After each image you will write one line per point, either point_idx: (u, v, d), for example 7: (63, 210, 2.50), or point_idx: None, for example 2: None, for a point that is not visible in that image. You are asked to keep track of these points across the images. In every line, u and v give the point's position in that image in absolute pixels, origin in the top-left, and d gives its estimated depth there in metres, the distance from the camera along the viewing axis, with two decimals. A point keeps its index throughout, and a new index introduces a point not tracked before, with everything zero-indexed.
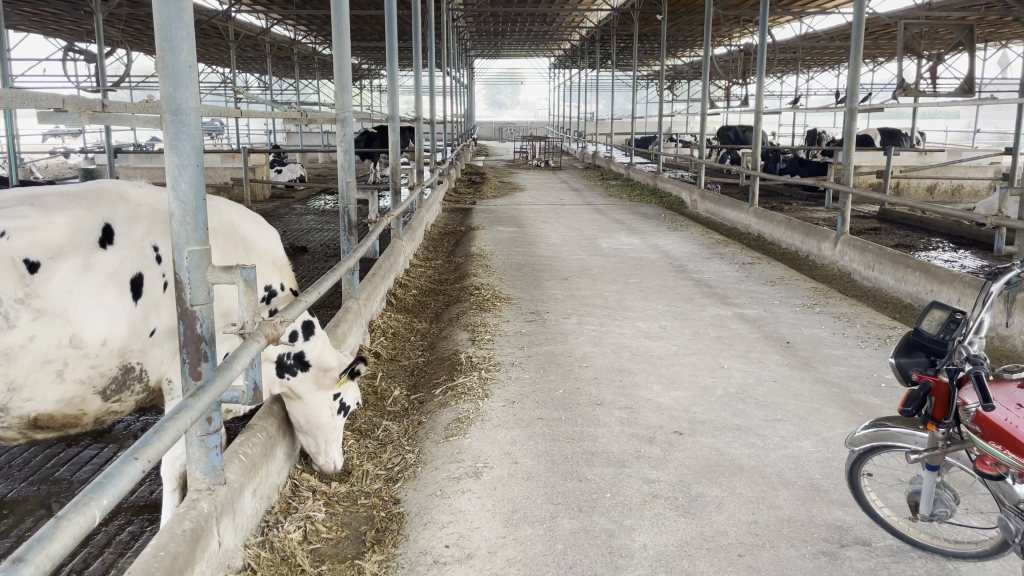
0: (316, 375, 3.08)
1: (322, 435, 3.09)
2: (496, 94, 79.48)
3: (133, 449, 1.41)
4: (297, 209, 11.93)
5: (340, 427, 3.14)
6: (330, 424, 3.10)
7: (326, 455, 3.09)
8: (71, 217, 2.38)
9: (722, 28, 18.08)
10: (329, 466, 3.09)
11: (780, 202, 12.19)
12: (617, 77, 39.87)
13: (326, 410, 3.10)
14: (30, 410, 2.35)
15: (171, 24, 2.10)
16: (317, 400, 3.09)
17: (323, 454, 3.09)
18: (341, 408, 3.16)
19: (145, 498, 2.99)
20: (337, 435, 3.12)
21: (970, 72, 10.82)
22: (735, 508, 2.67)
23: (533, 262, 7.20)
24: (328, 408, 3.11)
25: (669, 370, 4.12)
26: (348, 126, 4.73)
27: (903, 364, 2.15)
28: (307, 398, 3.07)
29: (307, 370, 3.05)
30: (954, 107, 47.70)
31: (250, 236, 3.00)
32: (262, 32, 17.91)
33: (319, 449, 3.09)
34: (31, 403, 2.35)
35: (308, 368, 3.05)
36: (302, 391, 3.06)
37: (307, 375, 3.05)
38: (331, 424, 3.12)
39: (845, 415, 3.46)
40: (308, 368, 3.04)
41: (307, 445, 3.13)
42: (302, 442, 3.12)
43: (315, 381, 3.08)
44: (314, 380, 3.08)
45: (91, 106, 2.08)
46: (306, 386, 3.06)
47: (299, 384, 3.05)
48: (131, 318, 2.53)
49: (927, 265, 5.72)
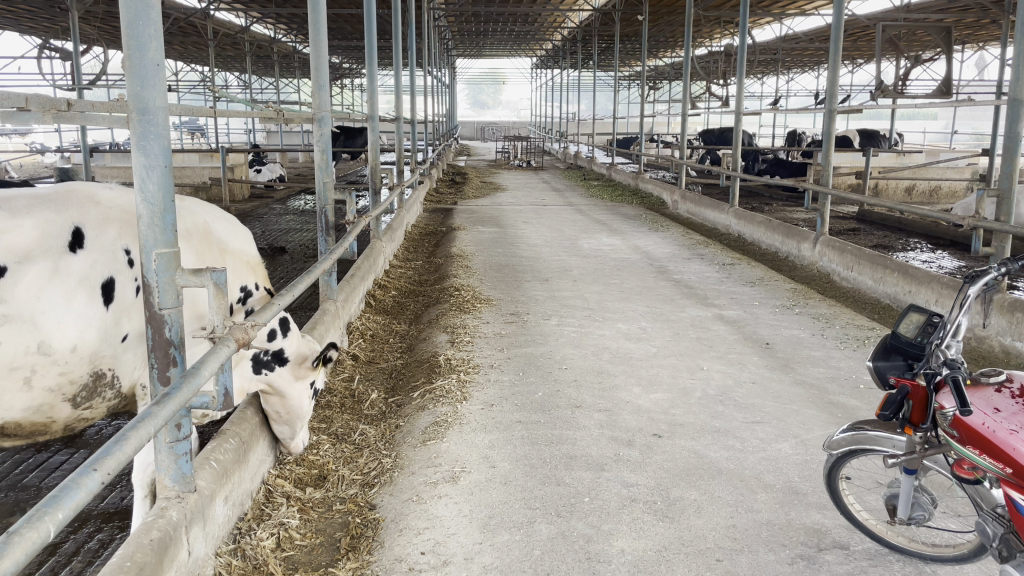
0: (294, 367, 3.17)
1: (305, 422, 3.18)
2: (478, 94, 79.60)
3: (93, 460, 1.36)
4: (276, 210, 11.84)
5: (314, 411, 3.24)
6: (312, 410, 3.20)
7: (296, 439, 3.18)
8: (40, 220, 2.32)
9: (702, 29, 18.18)
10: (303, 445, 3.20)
11: (760, 203, 12.22)
12: (598, 77, 40.04)
13: (306, 399, 3.18)
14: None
15: (138, 22, 2.05)
16: (296, 391, 3.16)
17: (292, 438, 3.16)
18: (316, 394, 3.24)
19: (116, 505, 2.94)
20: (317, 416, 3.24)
21: (947, 74, 10.92)
22: (713, 512, 2.66)
23: (513, 263, 7.18)
24: (308, 398, 3.19)
25: (648, 372, 4.11)
26: (325, 126, 4.67)
27: (881, 368, 2.13)
28: (287, 390, 3.14)
29: (284, 365, 3.14)
30: (931, 110, 48.21)
31: (223, 237, 2.95)
32: (242, 31, 17.81)
33: (290, 435, 3.16)
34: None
35: (285, 363, 3.14)
36: (281, 385, 3.13)
37: (285, 370, 3.14)
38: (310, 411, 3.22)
39: (824, 418, 3.46)
40: (284, 362, 3.14)
41: (278, 431, 3.17)
42: (278, 432, 3.16)
43: (292, 372, 3.17)
44: (292, 372, 3.16)
45: (57, 107, 2.02)
46: (285, 378, 3.14)
47: (278, 378, 3.12)
48: (103, 323, 2.47)
49: (906, 266, 5.74)
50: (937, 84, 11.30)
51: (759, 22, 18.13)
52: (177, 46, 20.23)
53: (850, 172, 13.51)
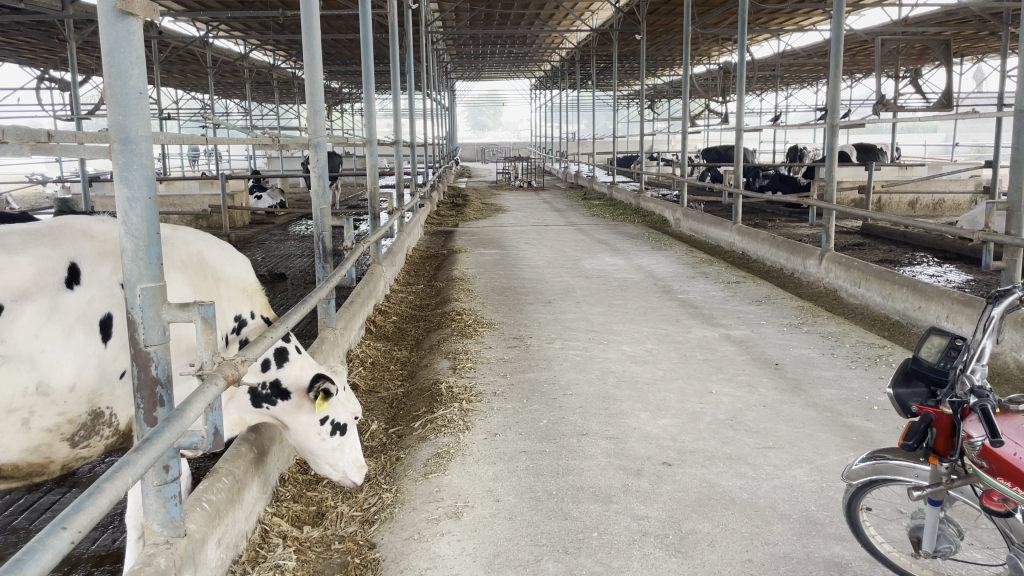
0: (297, 401, 2.92)
1: (322, 459, 2.95)
2: (477, 116, 79.88)
3: (63, 517, 1.26)
4: (277, 236, 11.78)
5: (341, 446, 2.96)
6: (325, 447, 2.94)
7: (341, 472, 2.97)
8: (36, 256, 2.20)
9: (701, 46, 18.21)
10: (347, 480, 2.98)
11: (764, 219, 12.10)
12: (597, 97, 40.17)
13: (315, 435, 2.94)
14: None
15: (119, 48, 1.97)
16: (302, 425, 2.94)
17: (335, 472, 2.98)
18: (334, 429, 2.94)
19: (106, 547, 2.84)
20: (357, 447, 3.00)
21: (947, 86, 10.84)
22: (727, 545, 2.55)
23: (514, 285, 7.09)
24: (317, 433, 2.93)
25: (656, 397, 3.99)
26: (322, 151, 4.57)
27: (902, 395, 2.04)
28: (293, 425, 2.95)
29: (287, 399, 2.93)
30: (929, 124, 48.13)
31: (219, 266, 2.85)
32: (240, 58, 17.87)
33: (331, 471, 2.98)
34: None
35: (287, 396, 2.92)
36: (285, 419, 2.95)
37: (287, 404, 2.93)
38: (328, 447, 2.96)
39: (838, 442, 3.35)
40: (288, 395, 2.92)
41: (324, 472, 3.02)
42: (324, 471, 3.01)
43: (296, 406, 2.93)
44: (295, 406, 2.93)
45: (36, 137, 1.94)
46: (288, 412, 2.94)
47: (280, 412, 2.94)
48: (101, 360, 2.33)
49: (914, 281, 5.65)
50: (937, 97, 11.21)
51: (758, 39, 18.15)
52: (176, 74, 20.26)
53: (852, 187, 13.43)
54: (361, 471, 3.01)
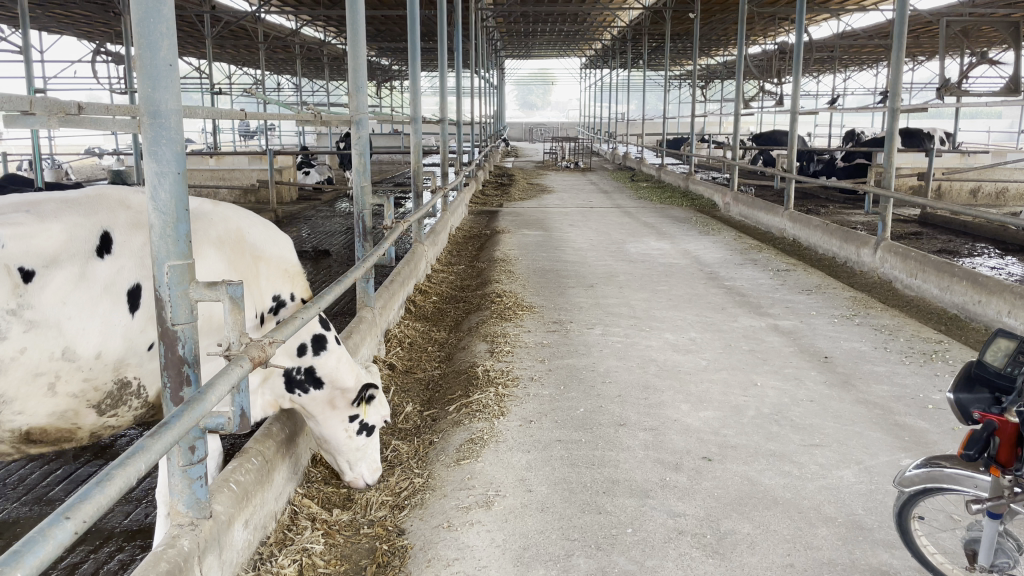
0: (328, 395, 2.89)
1: (343, 456, 2.96)
2: (527, 95, 79.47)
3: (67, 507, 1.22)
4: (323, 212, 11.82)
5: (364, 446, 2.98)
6: (350, 445, 2.95)
7: (355, 472, 2.97)
8: (68, 223, 2.11)
9: (756, 27, 17.77)
10: (359, 481, 2.97)
11: (817, 205, 11.75)
12: (649, 78, 39.66)
13: (341, 432, 2.94)
14: (19, 424, 2.09)
15: (149, 18, 1.90)
16: (330, 420, 2.92)
17: (350, 471, 2.97)
18: (361, 428, 2.96)
19: (138, 523, 2.83)
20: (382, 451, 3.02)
21: (1016, 70, 10.35)
22: (768, 548, 2.43)
23: (557, 268, 6.99)
24: (343, 430, 2.93)
25: (698, 388, 3.87)
26: (364, 128, 4.52)
27: (964, 401, 1.93)
28: (321, 417, 2.92)
29: (321, 388, 2.87)
30: (995, 109, 46.34)
31: (259, 244, 2.78)
32: (291, 34, 17.99)
33: (345, 467, 2.98)
34: (20, 417, 2.08)
35: (320, 386, 2.87)
36: (314, 410, 2.91)
37: (319, 394, 2.88)
38: (352, 446, 2.97)
39: (889, 442, 3.20)
40: (321, 385, 2.86)
41: (335, 465, 3.01)
42: (340, 468, 2.99)
43: (327, 401, 2.90)
44: (327, 401, 2.90)
45: (63, 109, 1.89)
46: (318, 403, 2.89)
47: (311, 402, 2.89)
48: (130, 330, 2.26)
49: (975, 274, 5.41)
50: (1004, 81, 10.72)
51: (816, 18, 17.61)
52: (228, 49, 20.48)
53: (911, 173, 12.97)
54: (377, 473, 3.01)
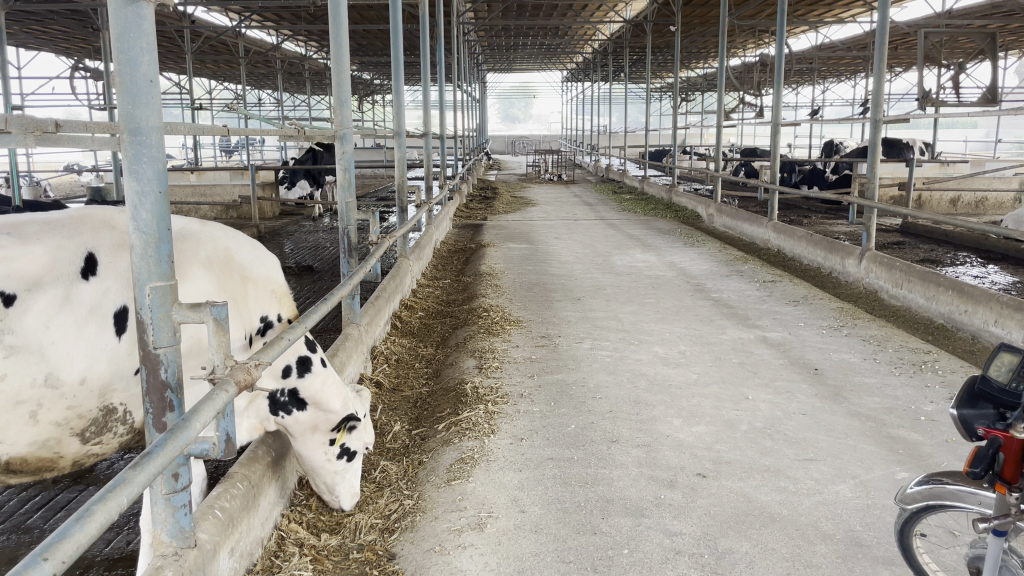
0: (314, 416, 2.87)
1: (322, 478, 2.91)
2: (508, 108, 79.70)
3: (45, 546, 1.15)
4: (306, 227, 11.73)
5: (348, 469, 2.92)
6: (327, 469, 2.90)
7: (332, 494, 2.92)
8: (51, 246, 2.05)
9: (737, 39, 17.89)
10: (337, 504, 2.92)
11: (800, 217, 11.80)
12: (631, 92, 39.88)
13: (321, 454, 2.89)
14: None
15: (128, 33, 1.84)
16: (311, 444, 2.88)
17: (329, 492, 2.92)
18: (341, 453, 2.90)
19: (119, 550, 2.75)
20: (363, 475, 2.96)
21: (993, 80, 10.44)
22: (767, 567, 2.39)
23: (544, 281, 6.95)
24: (323, 452, 2.89)
25: (689, 403, 3.83)
26: (348, 143, 4.43)
27: (968, 416, 1.90)
28: (303, 439, 2.88)
29: (304, 410, 2.85)
30: (970, 120, 46.86)
31: (247, 263, 2.73)
32: (272, 48, 17.95)
33: (327, 490, 2.93)
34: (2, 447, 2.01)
35: (304, 407, 2.84)
36: (296, 431, 2.87)
37: (302, 415, 2.85)
38: (332, 468, 2.92)
39: (883, 455, 3.17)
40: (304, 406, 2.84)
41: (315, 488, 2.96)
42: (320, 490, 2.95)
43: (311, 423, 2.87)
44: (310, 423, 2.87)
45: (42, 128, 1.80)
46: (302, 424, 2.86)
47: (293, 423, 2.86)
48: (115, 354, 2.19)
49: (961, 284, 5.41)
50: (983, 91, 10.81)
51: (794, 30, 17.76)
52: (208, 63, 20.39)
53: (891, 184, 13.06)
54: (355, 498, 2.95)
